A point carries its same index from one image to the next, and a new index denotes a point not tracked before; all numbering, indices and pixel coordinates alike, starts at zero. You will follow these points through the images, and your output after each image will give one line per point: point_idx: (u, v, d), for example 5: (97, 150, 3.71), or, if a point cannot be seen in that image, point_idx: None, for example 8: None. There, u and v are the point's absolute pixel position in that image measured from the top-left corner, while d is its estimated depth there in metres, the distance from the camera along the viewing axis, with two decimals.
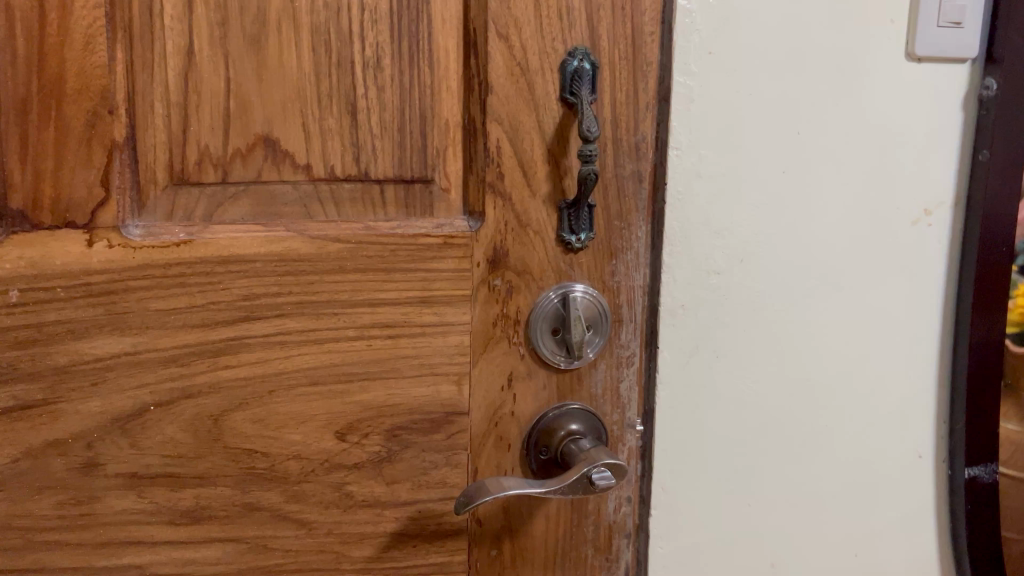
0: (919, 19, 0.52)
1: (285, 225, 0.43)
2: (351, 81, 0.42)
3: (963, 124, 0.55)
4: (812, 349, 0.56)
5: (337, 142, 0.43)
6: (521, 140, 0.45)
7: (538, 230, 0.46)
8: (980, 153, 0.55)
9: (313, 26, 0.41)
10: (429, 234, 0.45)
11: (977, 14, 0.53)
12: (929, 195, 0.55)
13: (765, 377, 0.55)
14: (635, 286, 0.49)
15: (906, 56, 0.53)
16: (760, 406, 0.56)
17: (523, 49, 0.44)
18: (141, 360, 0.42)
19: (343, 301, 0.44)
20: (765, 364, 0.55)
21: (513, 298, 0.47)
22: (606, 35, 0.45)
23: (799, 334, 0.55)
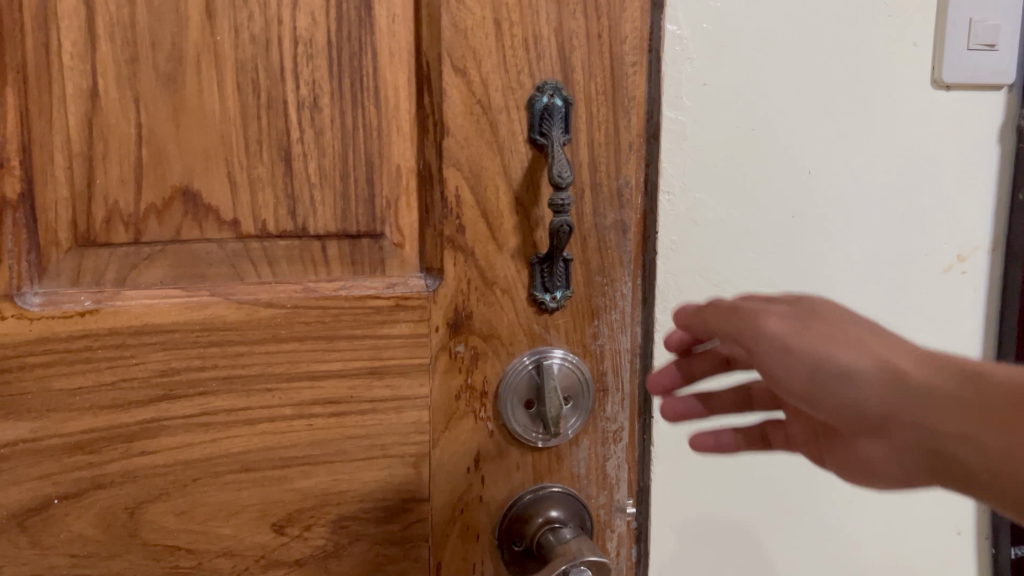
0: (946, 41, 0.46)
1: (210, 288, 0.37)
2: (284, 124, 0.37)
3: (1000, 159, 0.48)
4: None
5: (269, 193, 0.37)
6: (483, 187, 0.39)
7: (506, 287, 0.41)
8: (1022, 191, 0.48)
9: (237, 62, 0.36)
10: (379, 296, 0.39)
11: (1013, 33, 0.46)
12: (962, 237, 0.49)
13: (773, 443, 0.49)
14: (621, 350, 0.43)
15: (933, 83, 0.46)
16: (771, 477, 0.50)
17: (483, 85, 0.39)
18: (42, 448, 0.36)
19: (277, 375, 0.38)
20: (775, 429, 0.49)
21: (478, 367, 0.41)
22: (580, 67, 0.40)
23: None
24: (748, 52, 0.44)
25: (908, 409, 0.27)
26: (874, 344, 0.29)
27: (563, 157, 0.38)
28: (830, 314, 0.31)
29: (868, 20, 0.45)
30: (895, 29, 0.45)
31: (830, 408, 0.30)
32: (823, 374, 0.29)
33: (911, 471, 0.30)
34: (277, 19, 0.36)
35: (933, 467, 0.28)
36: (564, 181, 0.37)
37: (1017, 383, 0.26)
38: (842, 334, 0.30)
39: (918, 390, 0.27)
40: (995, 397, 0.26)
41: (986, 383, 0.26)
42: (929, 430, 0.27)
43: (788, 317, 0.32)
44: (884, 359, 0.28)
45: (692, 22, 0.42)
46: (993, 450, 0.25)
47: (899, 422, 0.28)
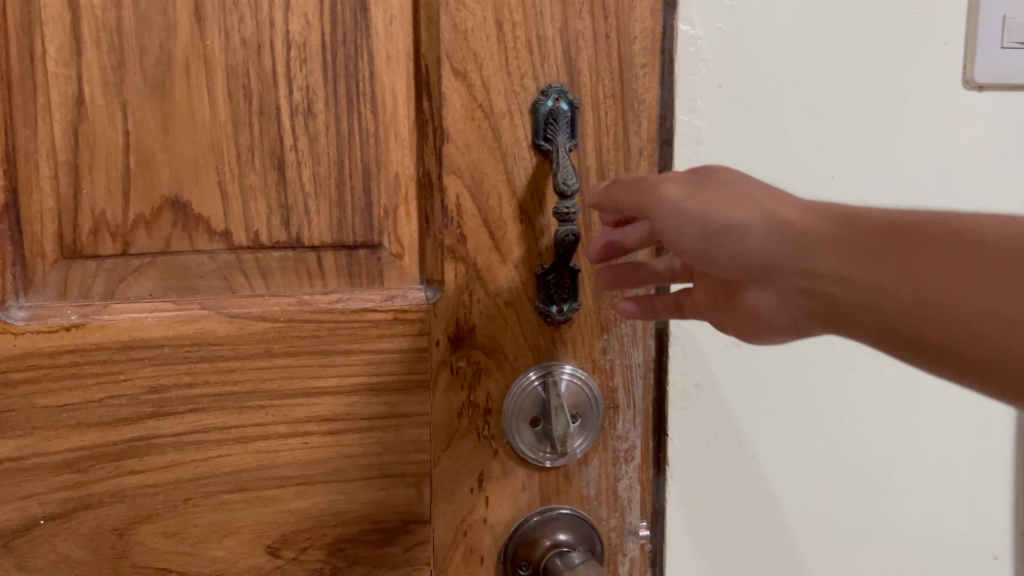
0: (978, 39, 0.43)
1: (201, 301, 0.36)
2: (276, 131, 0.36)
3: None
4: (858, 430, 0.46)
5: (262, 203, 0.36)
6: (485, 195, 0.38)
7: (510, 300, 0.39)
8: None
9: (228, 67, 0.35)
10: (377, 310, 0.38)
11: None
12: None
13: (799, 467, 0.46)
14: (632, 364, 0.41)
15: (963, 84, 0.44)
16: (798, 502, 0.46)
17: (484, 88, 0.37)
18: (28, 467, 0.35)
19: (271, 392, 0.37)
20: (798, 450, 0.45)
21: (481, 384, 0.39)
22: (587, 70, 0.38)
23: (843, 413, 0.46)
24: (767, 52, 0.41)
25: (792, 254, 0.25)
26: (765, 197, 0.27)
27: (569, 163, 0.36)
28: (720, 170, 0.29)
29: (894, 18, 0.43)
30: (924, 28, 0.43)
31: (724, 266, 0.27)
32: (712, 228, 0.27)
33: (793, 329, 0.28)
34: (269, 22, 0.35)
35: (819, 319, 0.26)
36: (570, 188, 0.36)
37: (899, 223, 0.24)
38: (732, 186, 0.27)
39: (800, 236, 0.25)
40: (877, 236, 0.24)
41: (867, 224, 0.24)
42: (813, 272, 0.25)
43: (686, 176, 0.29)
44: (773, 210, 0.26)
45: (707, 21, 0.40)
46: (876, 288, 0.23)
47: (786, 270, 0.26)
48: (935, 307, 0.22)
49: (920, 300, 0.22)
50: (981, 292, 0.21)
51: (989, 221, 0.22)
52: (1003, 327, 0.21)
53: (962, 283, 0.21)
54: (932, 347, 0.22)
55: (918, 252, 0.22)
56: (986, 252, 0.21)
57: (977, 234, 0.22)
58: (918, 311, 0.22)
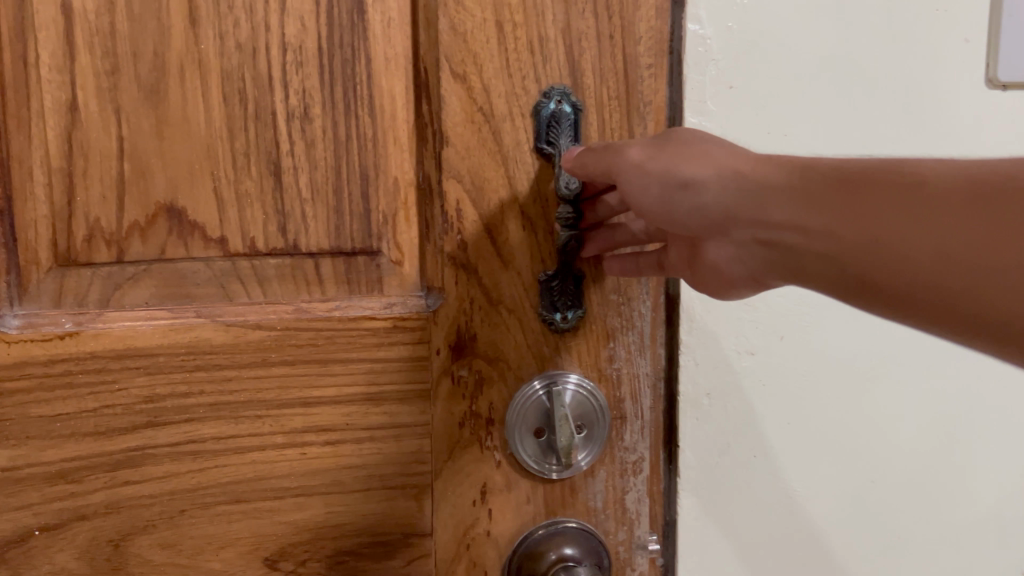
0: (1001, 37, 0.42)
1: (197, 309, 0.35)
2: (273, 136, 0.35)
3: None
4: (880, 441, 0.44)
5: (258, 209, 0.35)
6: (486, 200, 0.37)
7: (512, 307, 0.38)
8: None
9: (223, 71, 0.34)
10: (375, 317, 0.37)
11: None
12: None
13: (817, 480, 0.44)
14: (640, 374, 0.40)
15: (987, 83, 0.42)
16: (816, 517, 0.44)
17: (485, 92, 0.36)
18: (23, 477, 0.34)
19: (268, 402, 0.36)
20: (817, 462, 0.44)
21: (484, 394, 0.38)
22: (591, 71, 0.37)
23: (863, 425, 0.44)
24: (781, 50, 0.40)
25: (748, 206, 0.27)
26: (723, 152, 0.29)
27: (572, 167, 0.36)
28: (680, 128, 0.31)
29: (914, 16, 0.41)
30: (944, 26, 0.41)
31: (684, 220, 0.29)
32: (672, 185, 0.29)
33: (749, 281, 0.30)
34: (264, 25, 0.34)
35: (773, 267, 0.28)
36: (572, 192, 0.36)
37: (847, 171, 0.25)
38: (690, 142, 0.29)
39: (756, 188, 0.27)
40: (825, 184, 0.25)
41: (814, 172, 0.26)
42: (768, 223, 0.27)
43: (649, 136, 0.31)
44: (729, 164, 0.28)
45: (718, 22, 0.39)
46: (825, 233, 0.25)
47: (743, 222, 0.28)
48: (877, 250, 0.24)
49: (865, 243, 0.24)
50: (919, 231, 0.23)
51: (930, 165, 0.24)
52: (942, 262, 0.22)
53: (902, 223, 0.23)
54: (878, 285, 0.24)
55: (862, 196, 0.24)
56: (930, 193, 0.23)
57: (916, 176, 0.24)
58: (864, 253, 0.24)
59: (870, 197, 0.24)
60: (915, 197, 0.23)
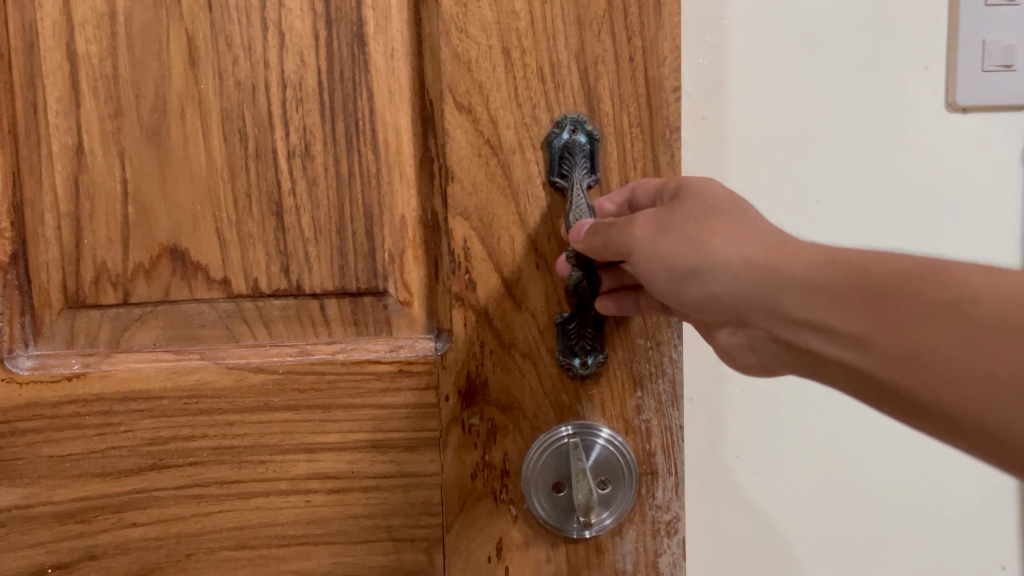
0: (960, 62, 0.42)
1: (201, 351, 0.35)
2: (274, 175, 0.34)
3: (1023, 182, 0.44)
4: (872, 469, 0.46)
5: (260, 249, 0.35)
6: (496, 238, 0.35)
7: (527, 351, 0.35)
8: None
9: (224, 110, 0.34)
10: (379, 361, 0.35)
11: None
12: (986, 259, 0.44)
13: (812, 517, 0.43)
14: (672, 426, 0.36)
15: (946, 106, 0.42)
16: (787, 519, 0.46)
17: (492, 123, 0.34)
18: (35, 515, 0.35)
19: (270, 447, 0.35)
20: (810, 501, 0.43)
21: (497, 444, 0.36)
22: (609, 98, 0.34)
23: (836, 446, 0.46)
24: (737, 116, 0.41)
25: (761, 297, 0.26)
26: (739, 237, 0.27)
27: (584, 202, 0.34)
28: (696, 201, 0.30)
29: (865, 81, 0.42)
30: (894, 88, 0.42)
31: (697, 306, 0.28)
32: (681, 272, 0.28)
33: (765, 369, 0.28)
34: (264, 63, 0.34)
35: (790, 358, 0.26)
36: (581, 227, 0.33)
37: (868, 268, 0.23)
38: (701, 225, 0.28)
39: (765, 275, 0.26)
40: (842, 277, 0.23)
41: (834, 264, 0.24)
42: (784, 317, 0.25)
43: (664, 215, 0.30)
44: (742, 251, 0.27)
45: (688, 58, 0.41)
46: (846, 334, 0.23)
47: (759, 313, 0.26)
48: (906, 361, 0.21)
49: (892, 350, 0.22)
50: (955, 345, 0.20)
51: (970, 270, 0.21)
52: (983, 385, 0.19)
53: (934, 334, 0.21)
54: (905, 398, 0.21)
55: (889, 302, 0.22)
56: (974, 306, 0.20)
57: (950, 282, 0.21)
58: (894, 364, 0.22)
59: (890, 301, 0.22)
60: (947, 308, 0.20)
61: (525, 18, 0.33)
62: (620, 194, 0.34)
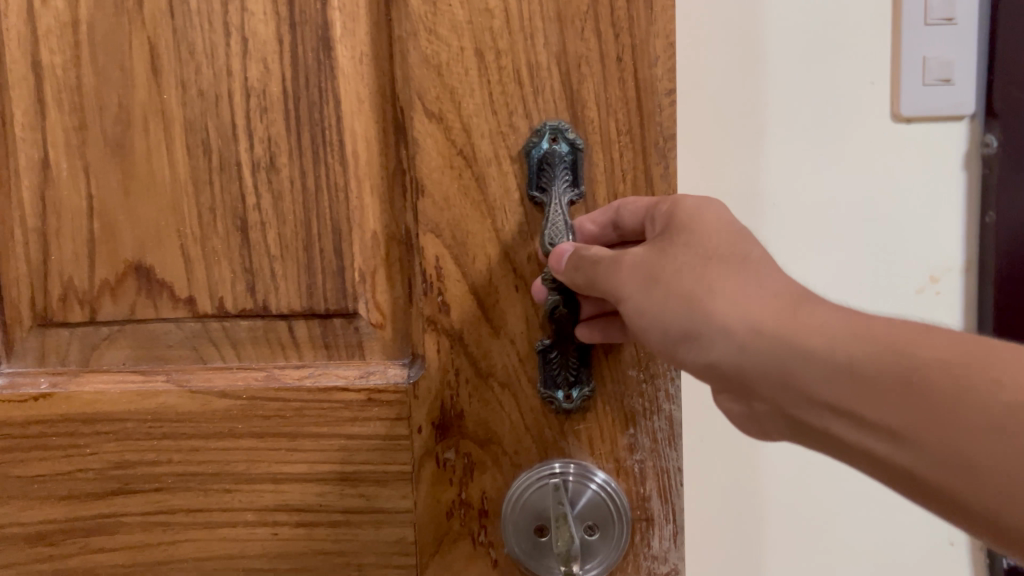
0: (903, 77, 0.41)
1: (168, 373, 0.34)
2: (238, 188, 0.32)
3: (964, 195, 0.43)
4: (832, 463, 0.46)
5: (225, 267, 0.33)
6: (470, 257, 0.32)
7: (506, 381, 0.32)
8: (987, 215, 0.42)
9: (187, 121, 0.32)
10: (347, 388, 0.33)
11: (978, 63, 0.41)
12: (935, 257, 0.43)
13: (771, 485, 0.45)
14: (670, 468, 0.32)
15: (891, 117, 0.42)
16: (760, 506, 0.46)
17: (465, 132, 0.31)
18: (5, 536, 0.34)
19: (237, 475, 0.33)
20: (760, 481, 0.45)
21: (475, 480, 0.33)
22: (595, 103, 0.31)
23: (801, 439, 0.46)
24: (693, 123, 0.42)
25: (773, 370, 0.24)
26: (740, 298, 0.25)
27: (561, 218, 0.30)
28: (687, 239, 0.27)
29: (802, 85, 0.42)
30: (832, 93, 0.42)
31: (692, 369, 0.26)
32: (677, 335, 0.26)
33: (763, 432, 0.27)
34: (226, 71, 0.32)
35: (790, 429, 0.25)
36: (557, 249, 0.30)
37: (902, 351, 0.21)
38: (697, 278, 0.26)
39: (778, 347, 0.24)
40: (874, 361, 0.22)
41: (862, 339, 0.22)
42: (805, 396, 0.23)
43: (658, 261, 0.27)
44: (747, 318, 0.24)
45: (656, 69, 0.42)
46: (878, 424, 0.22)
47: (765, 386, 0.24)
48: (959, 467, 0.20)
49: (939, 452, 0.20)
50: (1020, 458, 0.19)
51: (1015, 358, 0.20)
52: None
53: (990, 439, 0.19)
54: (952, 500, 0.20)
55: (934, 397, 0.21)
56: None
57: (999, 372, 0.20)
58: (943, 466, 0.20)
59: (935, 397, 0.21)
60: (1011, 412, 0.19)
61: (499, 17, 0.30)
62: (606, 215, 0.31)
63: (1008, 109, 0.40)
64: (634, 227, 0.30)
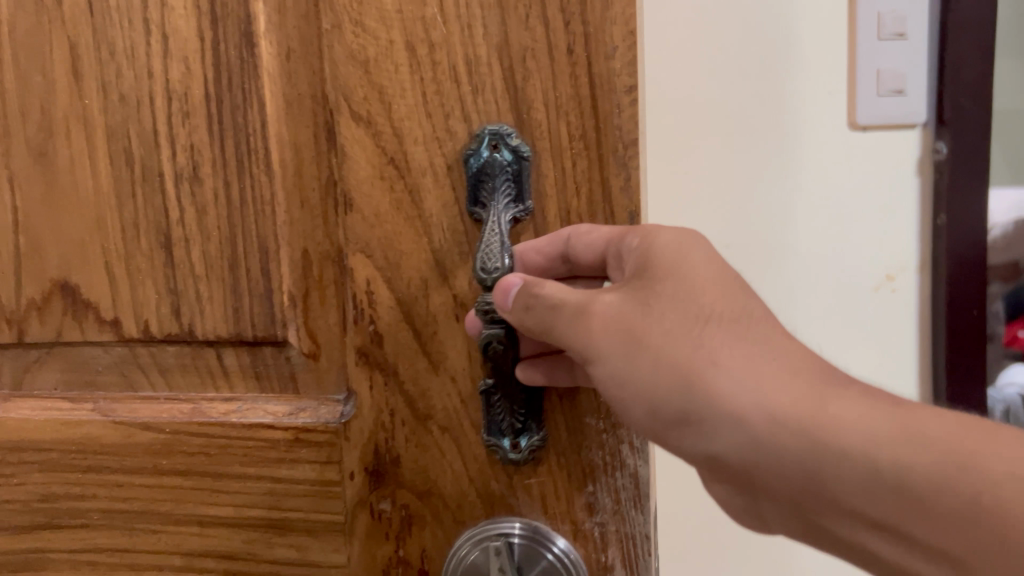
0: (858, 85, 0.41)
1: (96, 401, 0.31)
2: (161, 200, 0.29)
3: (918, 198, 0.41)
4: None
5: (150, 287, 0.30)
6: (405, 282, 0.27)
7: (445, 425, 0.28)
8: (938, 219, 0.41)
9: (109, 128, 0.29)
10: (273, 426, 0.29)
11: (931, 71, 0.40)
12: (889, 258, 0.42)
13: None
14: (636, 535, 0.27)
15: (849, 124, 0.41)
16: None
17: (396, 137, 0.27)
18: None
19: (161, 515, 0.30)
20: None
21: (413, 536, 0.29)
22: (543, 102, 0.26)
23: None
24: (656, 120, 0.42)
25: (795, 467, 0.21)
26: (748, 376, 0.22)
27: (497, 240, 0.26)
28: (676, 290, 0.24)
29: (752, 98, 0.41)
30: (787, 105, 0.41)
31: (692, 454, 0.23)
32: (679, 415, 0.23)
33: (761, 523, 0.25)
34: (147, 72, 0.29)
35: (802, 527, 0.22)
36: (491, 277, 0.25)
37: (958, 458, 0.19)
38: (698, 347, 0.23)
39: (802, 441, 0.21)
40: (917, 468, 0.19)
41: (907, 441, 0.19)
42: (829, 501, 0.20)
43: (649, 320, 0.24)
44: (760, 402, 0.21)
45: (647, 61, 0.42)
46: (922, 542, 0.19)
47: (778, 482, 0.21)
48: None
49: None
50: None
51: None
52: None
53: None
54: None
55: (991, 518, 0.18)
56: None
57: None
58: None
59: (999, 531, 0.18)
60: None
61: (433, 4, 0.26)
62: (557, 239, 0.27)
63: (958, 117, 0.39)
64: (592, 250, 0.26)
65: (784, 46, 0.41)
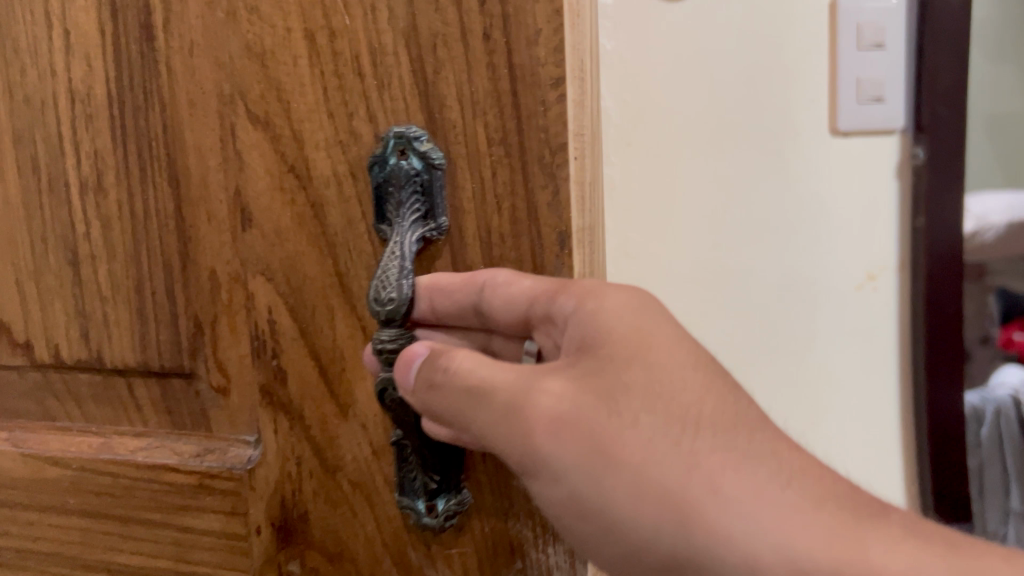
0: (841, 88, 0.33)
1: (14, 429, 0.29)
2: (67, 212, 0.27)
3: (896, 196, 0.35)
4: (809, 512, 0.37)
5: (59, 308, 0.27)
6: (309, 310, 0.23)
7: (356, 479, 0.24)
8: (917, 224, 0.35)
9: (16, 133, 0.27)
10: (177, 469, 0.26)
11: (909, 78, 0.34)
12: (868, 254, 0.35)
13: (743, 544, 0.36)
14: None
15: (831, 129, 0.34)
16: None
17: (295, 142, 0.23)
18: None
19: (70, 560, 0.28)
20: None
21: None
22: (458, 99, 0.21)
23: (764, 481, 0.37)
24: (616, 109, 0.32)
25: None
26: (764, 507, 0.18)
27: (395, 264, 0.21)
28: (650, 381, 0.20)
29: (733, 80, 0.32)
30: (757, 135, 0.33)
31: None
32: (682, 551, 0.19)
33: None
34: (50, 70, 0.26)
35: None
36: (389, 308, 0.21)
37: None
38: (695, 465, 0.19)
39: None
40: None
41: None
42: None
43: (616, 426, 0.20)
44: (785, 537, 0.18)
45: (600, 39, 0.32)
46: None
47: None
48: None
49: None
50: None
51: None
52: None
53: None
54: None
55: None
56: None
57: None
58: None
59: None
60: None
61: None
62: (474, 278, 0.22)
63: (937, 122, 0.34)
64: (513, 301, 0.23)
65: (770, 25, 0.32)
